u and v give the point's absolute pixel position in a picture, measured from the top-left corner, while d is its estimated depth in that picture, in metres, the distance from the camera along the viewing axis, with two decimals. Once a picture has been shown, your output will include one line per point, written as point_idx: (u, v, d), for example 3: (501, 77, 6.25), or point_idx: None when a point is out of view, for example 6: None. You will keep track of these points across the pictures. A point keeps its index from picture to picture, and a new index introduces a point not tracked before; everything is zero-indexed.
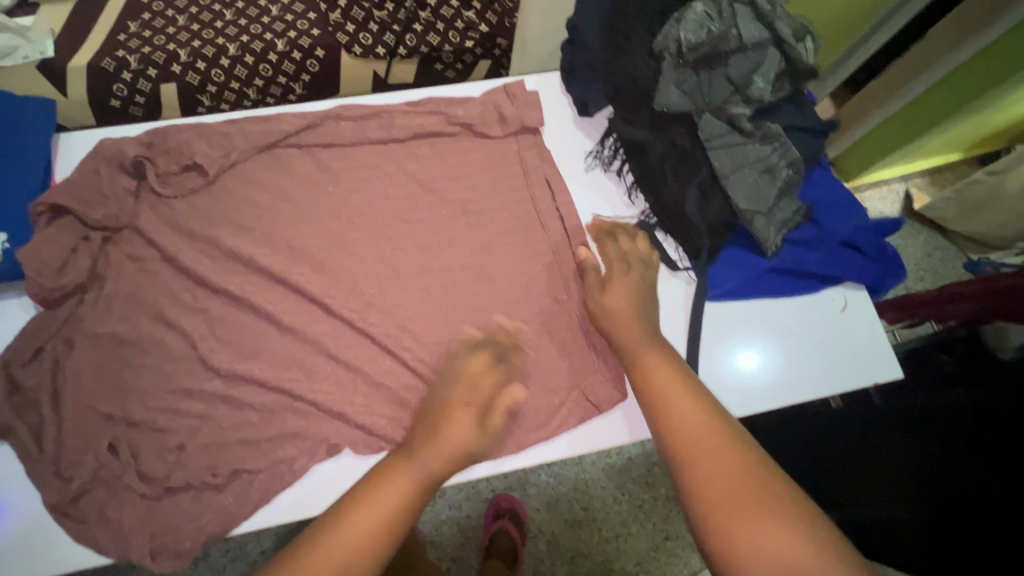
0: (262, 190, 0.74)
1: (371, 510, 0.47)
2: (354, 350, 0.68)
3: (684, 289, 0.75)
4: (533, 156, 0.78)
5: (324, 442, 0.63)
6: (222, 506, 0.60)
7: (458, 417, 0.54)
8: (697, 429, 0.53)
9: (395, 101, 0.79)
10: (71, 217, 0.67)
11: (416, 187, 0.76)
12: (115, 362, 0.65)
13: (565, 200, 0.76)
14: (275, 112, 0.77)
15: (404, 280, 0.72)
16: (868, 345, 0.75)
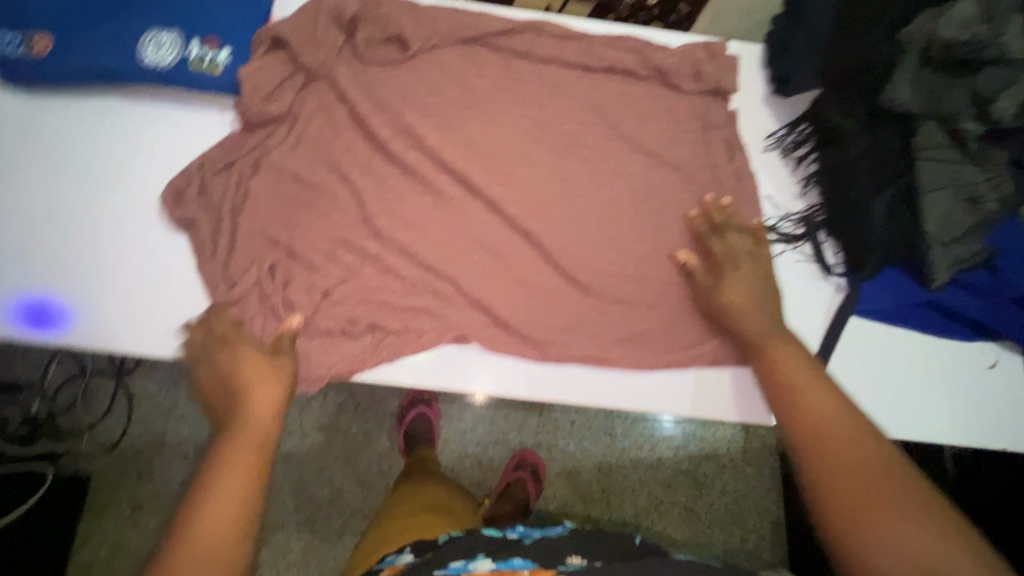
0: (452, 80, 0.76)
1: (227, 483, 0.48)
2: (503, 250, 0.72)
3: (829, 296, 0.73)
4: (714, 122, 0.77)
5: (453, 326, 0.69)
6: (354, 351, 0.67)
7: (252, 369, 0.57)
8: (828, 425, 0.53)
9: (596, 30, 0.79)
10: (286, 52, 0.70)
11: (595, 118, 0.76)
12: (290, 195, 0.70)
13: (733, 174, 0.76)
14: (482, 9, 0.78)
15: (558, 202, 0.74)
16: (1003, 409, 0.71)
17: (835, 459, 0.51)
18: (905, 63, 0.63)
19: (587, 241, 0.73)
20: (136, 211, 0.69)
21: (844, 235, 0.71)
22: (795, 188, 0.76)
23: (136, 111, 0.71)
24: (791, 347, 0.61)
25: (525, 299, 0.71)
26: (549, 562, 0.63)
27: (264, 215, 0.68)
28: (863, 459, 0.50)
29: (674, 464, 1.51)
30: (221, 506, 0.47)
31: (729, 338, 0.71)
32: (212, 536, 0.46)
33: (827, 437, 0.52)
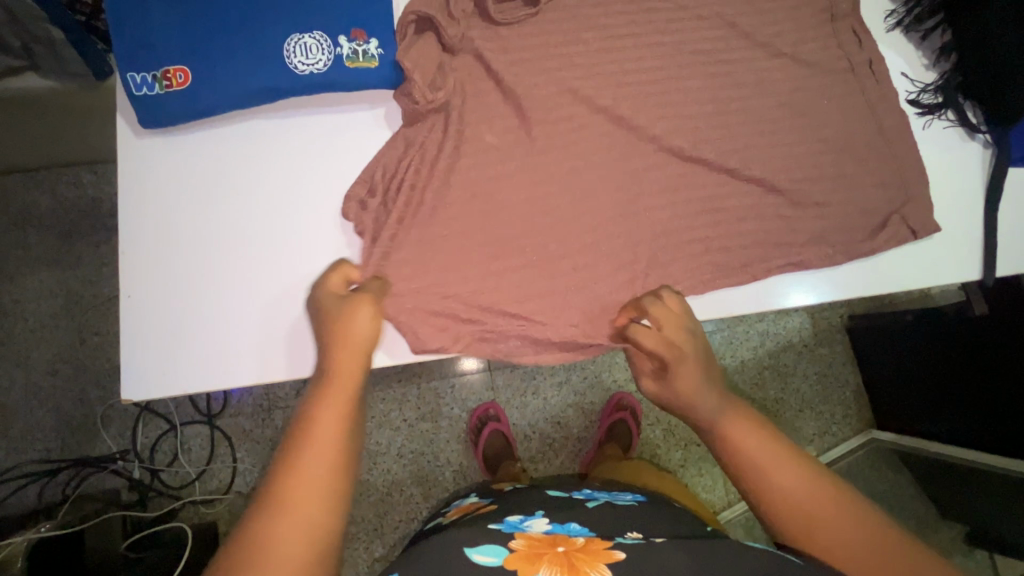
0: (583, 22, 0.73)
1: (312, 446, 0.52)
2: (682, 179, 0.71)
3: (979, 153, 0.78)
4: (839, 10, 0.78)
5: (661, 262, 0.69)
6: (575, 309, 0.68)
7: (353, 320, 0.59)
8: (763, 463, 0.55)
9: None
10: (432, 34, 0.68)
11: (730, 32, 0.76)
12: (470, 175, 0.67)
13: (873, 54, 0.77)
14: None
15: (719, 124, 0.73)
16: None
17: (803, 512, 0.52)
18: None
19: (760, 152, 0.73)
20: (315, 231, 0.66)
21: (988, 92, 0.74)
22: (927, 62, 0.80)
23: (295, 128, 0.67)
24: (734, 407, 0.60)
25: (720, 217, 0.71)
26: (608, 533, 0.55)
27: (453, 201, 0.67)
28: (807, 505, 0.52)
29: (757, 360, 1.43)
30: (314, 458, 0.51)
31: (915, 209, 0.73)
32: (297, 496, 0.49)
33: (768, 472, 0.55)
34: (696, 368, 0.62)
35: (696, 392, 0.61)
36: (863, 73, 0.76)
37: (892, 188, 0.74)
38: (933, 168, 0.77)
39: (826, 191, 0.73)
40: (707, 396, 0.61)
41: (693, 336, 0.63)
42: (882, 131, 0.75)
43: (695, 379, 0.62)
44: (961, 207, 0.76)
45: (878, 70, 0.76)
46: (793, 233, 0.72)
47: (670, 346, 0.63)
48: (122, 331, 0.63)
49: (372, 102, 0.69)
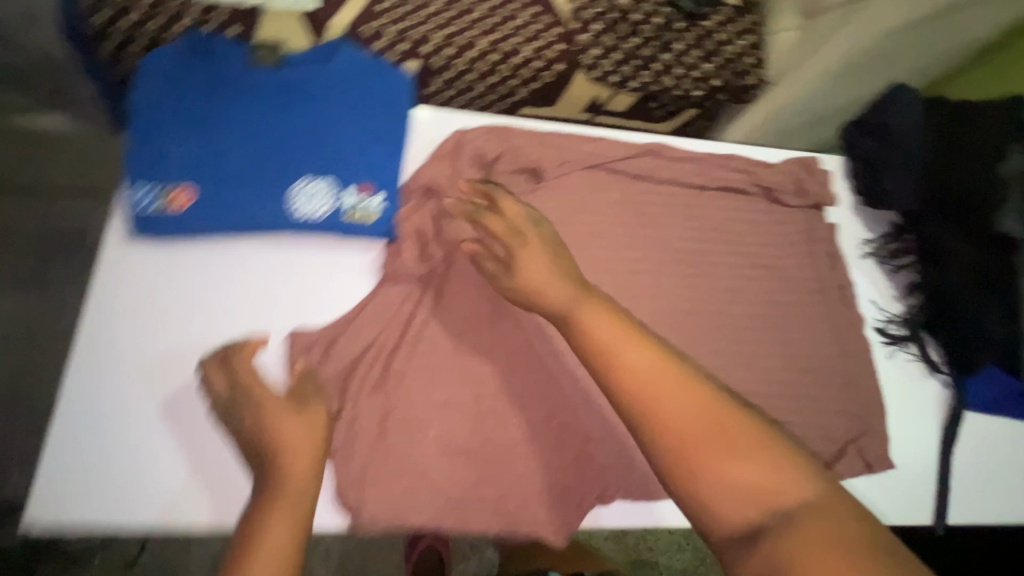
0: (580, 206, 0.79)
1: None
2: None
3: (938, 394, 0.80)
4: (816, 234, 0.84)
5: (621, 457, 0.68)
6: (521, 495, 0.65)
7: (299, 435, 0.54)
8: (642, 379, 0.50)
9: (707, 149, 0.85)
10: (435, 198, 0.71)
11: (717, 236, 0.81)
12: (443, 338, 0.67)
13: (845, 281, 0.82)
14: (602, 135, 0.83)
15: (696, 321, 0.76)
16: None
17: (665, 420, 0.49)
18: (1012, 196, 0.72)
19: (731, 356, 0.75)
20: (271, 367, 0.64)
21: (948, 339, 0.78)
22: (895, 294, 0.84)
23: (278, 261, 0.68)
24: (601, 302, 0.56)
25: None
26: None
27: (425, 359, 0.66)
28: (681, 408, 0.49)
29: None
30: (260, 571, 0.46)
31: (872, 443, 0.74)
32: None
33: (651, 397, 0.50)
34: (546, 259, 0.61)
35: (602, 332, 0.54)
36: (832, 296, 0.81)
37: (852, 415, 0.75)
38: (895, 400, 0.78)
39: (789, 407, 0.74)
40: (632, 352, 0.52)
41: (535, 227, 0.64)
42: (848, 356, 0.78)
43: (542, 270, 0.60)
44: (919, 447, 0.77)
45: (847, 297, 0.81)
46: None
47: (515, 232, 0.63)
48: (44, 448, 0.59)
49: (362, 247, 0.70)
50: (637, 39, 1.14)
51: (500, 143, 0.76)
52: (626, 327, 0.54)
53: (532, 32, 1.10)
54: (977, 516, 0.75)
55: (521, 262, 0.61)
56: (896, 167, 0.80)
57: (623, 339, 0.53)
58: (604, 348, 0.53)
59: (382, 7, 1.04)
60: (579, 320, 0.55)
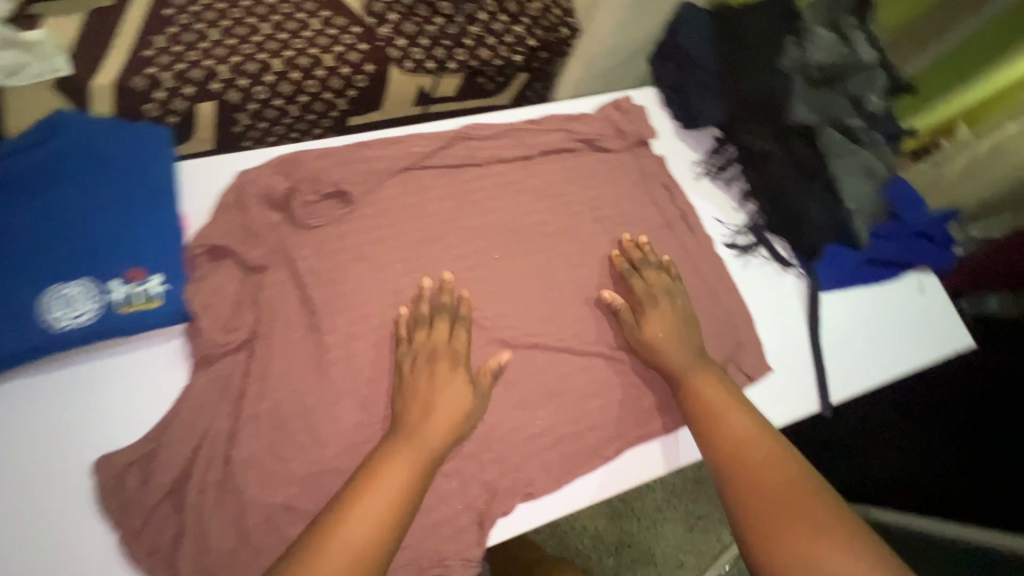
0: (404, 214, 0.74)
1: (378, 499, 0.53)
2: (522, 359, 0.70)
3: (797, 286, 0.83)
4: (648, 170, 0.84)
5: (513, 457, 0.65)
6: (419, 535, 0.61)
7: (452, 398, 0.62)
8: (750, 443, 0.60)
9: (517, 119, 0.84)
10: (230, 258, 0.65)
11: (554, 200, 0.79)
12: (289, 403, 0.63)
13: (687, 208, 0.82)
14: (404, 134, 0.79)
15: (553, 293, 0.74)
16: (942, 321, 0.89)
17: (753, 490, 0.57)
18: (795, 85, 0.74)
19: (596, 317, 0.74)
20: (85, 504, 0.56)
21: (788, 233, 0.80)
22: (735, 202, 0.86)
23: (62, 382, 0.59)
24: (710, 373, 0.68)
25: (569, 394, 0.69)
26: None
27: (274, 431, 0.61)
28: (749, 473, 0.58)
29: None
30: (370, 510, 0.52)
31: (747, 357, 0.76)
32: (356, 539, 0.50)
33: (746, 451, 0.60)
34: (671, 320, 0.72)
35: (711, 387, 0.67)
36: (679, 227, 0.81)
37: (725, 335, 0.76)
38: (759, 305, 0.81)
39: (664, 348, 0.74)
40: (742, 416, 0.64)
41: (677, 297, 0.74)
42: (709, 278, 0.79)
43: (664, 328, 0.71)
44: (793, 341, 0.80)
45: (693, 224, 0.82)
46: (640, 397, 0.71)
47: (651, 293, 0.73)
48: None
49: (162, 336, 0.63)
50: (439, 19, 1.07)
51: (295, 175, 0.70)
52: (726, 391, 0.66)
53: (330, 38, 1.01)
54: (867, 384, 0.81)
55: (644, 325, 0.71)
56: (694, 87, 0.82)
57: (729, 406, 0.65)
58: (705, 410, 0.65)
59: (148, 52, 0.91)
60: (696, 390, 0.67)
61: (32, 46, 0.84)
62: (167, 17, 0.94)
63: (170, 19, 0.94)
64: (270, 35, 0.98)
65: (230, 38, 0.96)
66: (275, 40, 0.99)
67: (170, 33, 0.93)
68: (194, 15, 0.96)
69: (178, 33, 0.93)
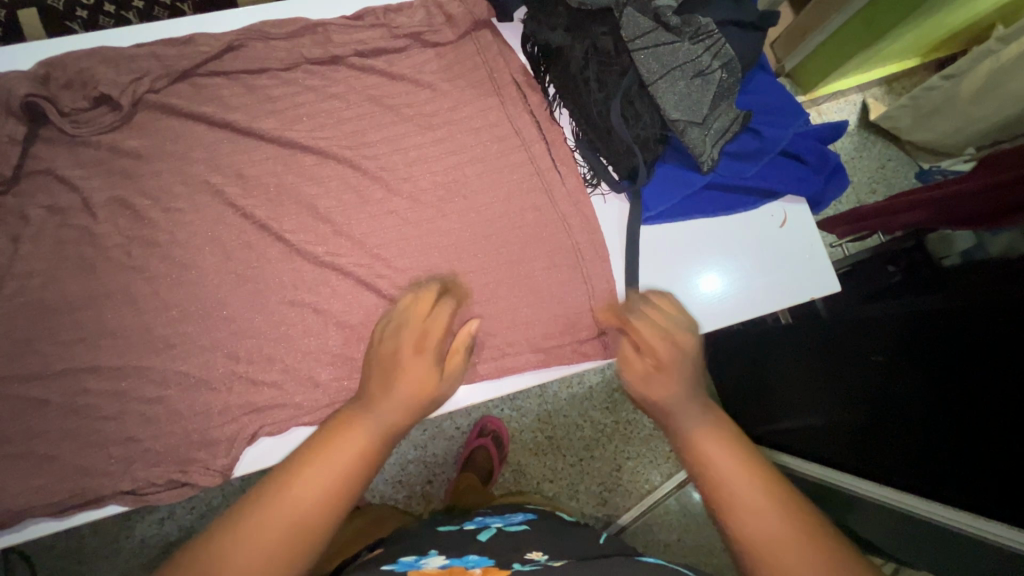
0: (193, 123, 0.69)
1: (321, 462, 0.47)
2: (313, 278, 0.68)
3: (619, 210, 0.74)
4: (493, 81, 0.75)
5: (296, 372, 0.66)
6: (186, 441, 0.62)
7: (414, 374, 0.55)
8: (777, 543, 0.40)
9: (328, 14, 0.74)
10: None
11: (376, 106, 0.73)
12: (46, 318, 0.63)
13: (526, 122, 0.74)
14: (189, 32, 0.71)
15: (345, 215, 0.70)
16: (808, 261, 0.78)
17: None
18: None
19: (405, 235, 0.70)
20: None
21: (603, 144, 0.71)
22: (546, 103, 0.74)
23: None
24: (717, 424, 0.50)
25: (365, 314, 0.68)
26: (506, 559, 0.53)
27: (40, 343, 0.62)
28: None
29: (604, 385, 1.36)
30: (324, 470, 0.47)
31: (567, 286, 0.71)
32: (302, 496, 0.44)
33: (774, 568, 0.40)
34: (683, 368, 0.55)
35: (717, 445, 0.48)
36: (514, 144, 0.74)
37: (549, 260, 0.72)
38: (585, 233, 0.72)
39: (470, 271, 0.70)
40: (756, 482, 0.44)
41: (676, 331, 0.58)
42: (533, 199, 0.73)
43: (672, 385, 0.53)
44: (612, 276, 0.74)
45: (530, 138, 0.74)
46: None
47: (663, 338, 0.57)
48: None
49: None
50: None
51: (61, 78, 0.66)
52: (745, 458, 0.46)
53: None
54: (702, 329, 0.75)
55: (653, 379, 0.55)
56: None
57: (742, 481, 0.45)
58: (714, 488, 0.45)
59: None
60: (694, 452, 0.48)
61: None
62: None
63: None
64: None
65: None
66: None
67: None
68: None
69: None
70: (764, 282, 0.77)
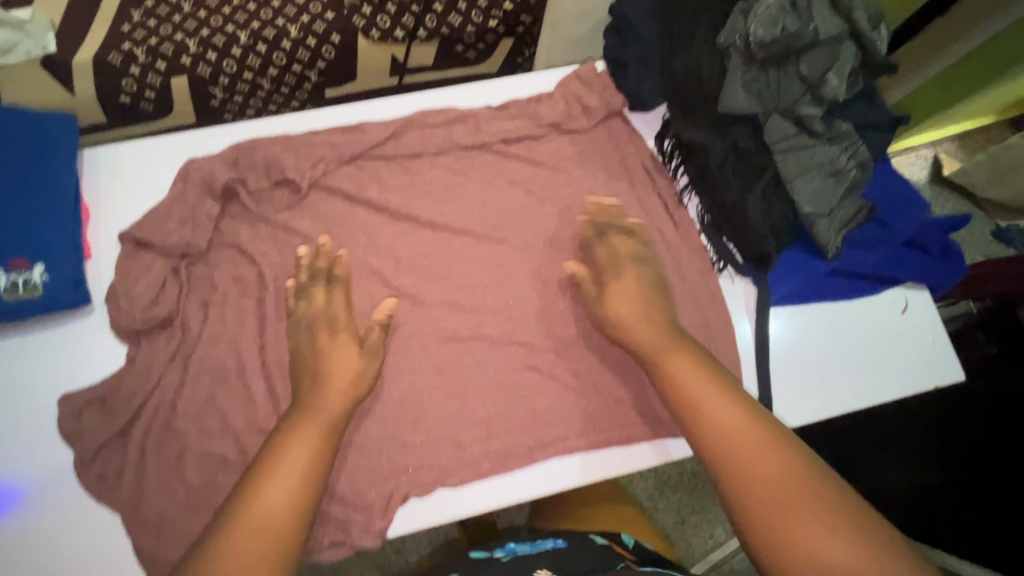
0: (356, 203, 0.77)
1: (275, 498, 0.50)
2: (458, 348, 0.73)
3: (745, 293, 0.78)
4: (622, 168, 0.80)
5: (443, 439, 0.70)
6: (345, 499, 0.67)
7: (339, 367, 0.61)
8: (738, 436, 0.52)
9: (476, 103, 0.81)
10: (152, 251, 0.71)
11: (517, 188, 0.79)
12: (226, 378, 0.69)
13: (656, 208, 0.79)
14: (356, 120, 0.79)
15: (487, 290, 0.76)
16: (931, 348, 0.79)
17: (759, 488, 0.48)
18: (732, 66, 0.67)
19: (542, 309, 0.75)
20: (30, 452, 0.66)
21: (736, 233, 0.73)
22: (676, 190, 0.79)
23: (8, 355, 0.68)
24: (684, 349, 0.61)
25: (504, 383, 0.72)
26: None
27: (220, 401, 0.69)
28: (757, 468, 0.50)
29: None
30: (298, 462, 0.53)
31: None
32: (275, 503, 0.49)
33: (732, 449, 0.51)
34: (636, 289, 0.67)
35: (780, 478, 0.49)
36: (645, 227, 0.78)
37: None
38: (712, 313, 0.76)
39: (602, 348, 0.74)
40: (720, 397, 0.55)
41: (643, 265, 0.69)
42: None
43: (627, 300, 0.67)
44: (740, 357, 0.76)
45: (660, 223, 0.78)
46: (575, 395, 0.73)
47: (613, 260, 0.70)
48: None
49: (89, 311, 0.70)
50: None
51: (249, 161, 0.74)
52: (813, 489, 0.48)
53: (297, 7, 1.06)
54: (829, 412, 0.76)
55: (606, 297, 0.68)
56: (631, 61, 0.76)
57: (714, 394, 0.56)
58: (780, 518, 0.47)
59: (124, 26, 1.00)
60: (668, 373, 0.59)
61: (19, 22, 0.94)
62: None
63: None
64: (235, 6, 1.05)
65: (199, 10, 1.03)
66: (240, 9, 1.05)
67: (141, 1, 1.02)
68: None
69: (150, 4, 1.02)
70: (890, 368, 0.78)
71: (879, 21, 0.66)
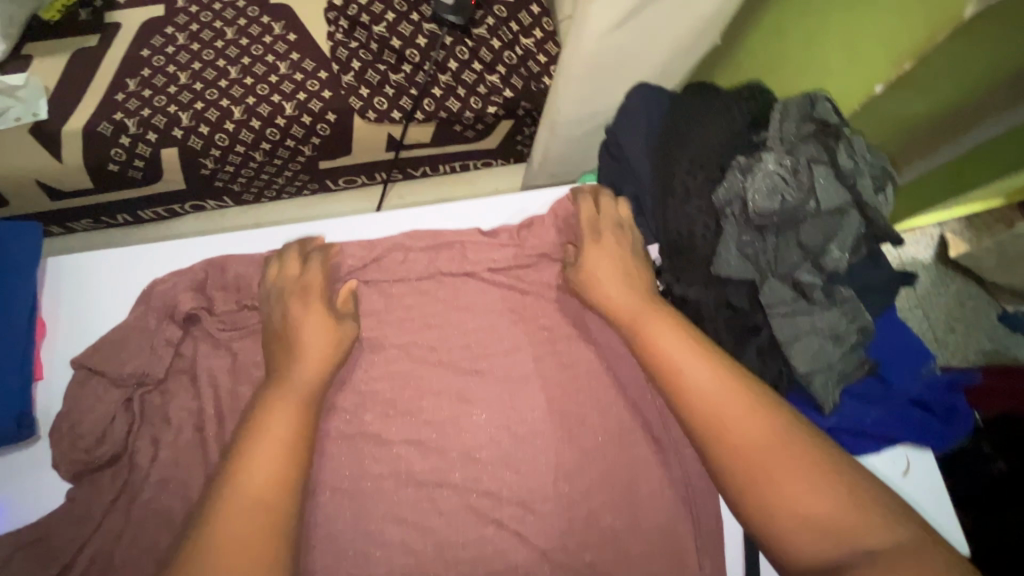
0: None
1: (252, 481, 0.53)
2: (425, 500, 0.68)
3: None
4: None
5: None
6: None
7: (305, 361, 0.63)
8: (719, 402, 0.56)
9: (465, 225, 0.79)
10: (106, 380, 0.66)
11: (499, 321, 0.75)
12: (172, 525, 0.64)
13: None
14: (342, 235, 0.77)
15: (461, 434, 0.70)
16: (934, 518, 0.73)
17: (744, 454, 0.54)
18: (724, 231, 0.64)
19: (518, 458, 0.70)
20: None
21: None
22: None
23: None
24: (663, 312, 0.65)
25: (471, 542, 0.67)
26: None
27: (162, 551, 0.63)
28: (743, 436, 0.54)
29: None
30: (280, 424, 0.58)
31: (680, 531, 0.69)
32: (255, 482, 0.53)
33: (713, 413, 0.56)
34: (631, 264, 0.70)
35: (766, 443, 0.53)
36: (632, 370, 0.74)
37: (665, 497, 0.70)
38: (699, 470, 0.71)
39: (581, 505, 0.69)
40: (701, 365, 0.59)
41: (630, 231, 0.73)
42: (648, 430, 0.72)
43: (617, 270, 0.69)
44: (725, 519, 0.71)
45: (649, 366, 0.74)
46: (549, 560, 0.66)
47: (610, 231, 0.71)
48: None
49: (34, 440, 0.66)
50: (407, 66, 1.10)
51: (218, 284, 0.71)
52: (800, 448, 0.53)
53: (295, 84, 1.09)
54: None
55: (597, 266, 0.70)
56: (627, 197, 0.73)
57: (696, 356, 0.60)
58: (774, 475, 0.52)
59: (121, 96, 1.05)
60: (648, 335, 0.63)
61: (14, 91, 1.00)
62: (144, 62, 1.08)
63: (147, 63, 1.08)
64: (237, 82, 1.08)
65: (198, 85, 1.08)
66: (241, 86, 1.08)
67: (145, 76, 1.07)
68: (165, 71, 1.08)
69: (152, 78, 1.07)
70: None
71: (884, 183, 0.63)
